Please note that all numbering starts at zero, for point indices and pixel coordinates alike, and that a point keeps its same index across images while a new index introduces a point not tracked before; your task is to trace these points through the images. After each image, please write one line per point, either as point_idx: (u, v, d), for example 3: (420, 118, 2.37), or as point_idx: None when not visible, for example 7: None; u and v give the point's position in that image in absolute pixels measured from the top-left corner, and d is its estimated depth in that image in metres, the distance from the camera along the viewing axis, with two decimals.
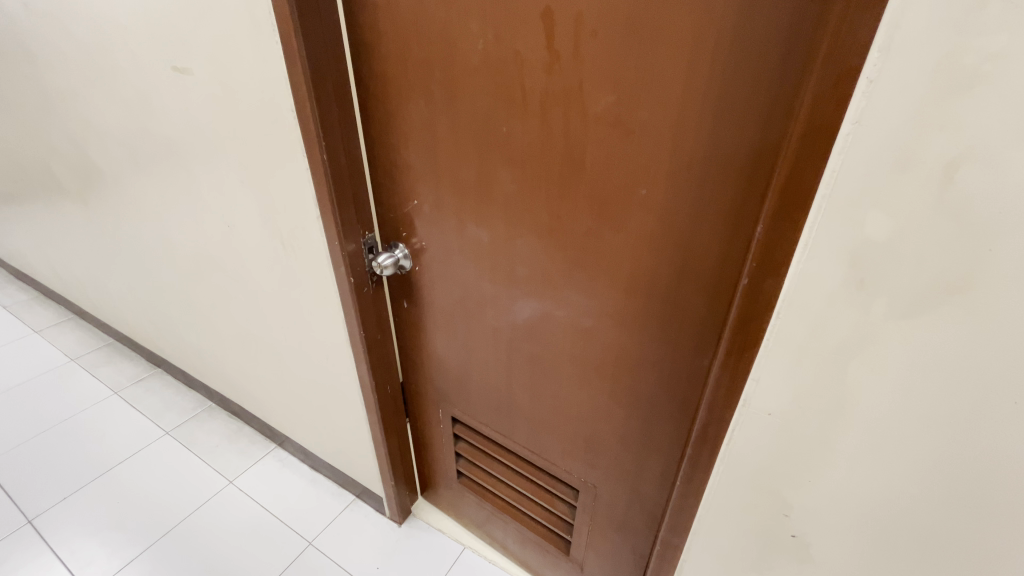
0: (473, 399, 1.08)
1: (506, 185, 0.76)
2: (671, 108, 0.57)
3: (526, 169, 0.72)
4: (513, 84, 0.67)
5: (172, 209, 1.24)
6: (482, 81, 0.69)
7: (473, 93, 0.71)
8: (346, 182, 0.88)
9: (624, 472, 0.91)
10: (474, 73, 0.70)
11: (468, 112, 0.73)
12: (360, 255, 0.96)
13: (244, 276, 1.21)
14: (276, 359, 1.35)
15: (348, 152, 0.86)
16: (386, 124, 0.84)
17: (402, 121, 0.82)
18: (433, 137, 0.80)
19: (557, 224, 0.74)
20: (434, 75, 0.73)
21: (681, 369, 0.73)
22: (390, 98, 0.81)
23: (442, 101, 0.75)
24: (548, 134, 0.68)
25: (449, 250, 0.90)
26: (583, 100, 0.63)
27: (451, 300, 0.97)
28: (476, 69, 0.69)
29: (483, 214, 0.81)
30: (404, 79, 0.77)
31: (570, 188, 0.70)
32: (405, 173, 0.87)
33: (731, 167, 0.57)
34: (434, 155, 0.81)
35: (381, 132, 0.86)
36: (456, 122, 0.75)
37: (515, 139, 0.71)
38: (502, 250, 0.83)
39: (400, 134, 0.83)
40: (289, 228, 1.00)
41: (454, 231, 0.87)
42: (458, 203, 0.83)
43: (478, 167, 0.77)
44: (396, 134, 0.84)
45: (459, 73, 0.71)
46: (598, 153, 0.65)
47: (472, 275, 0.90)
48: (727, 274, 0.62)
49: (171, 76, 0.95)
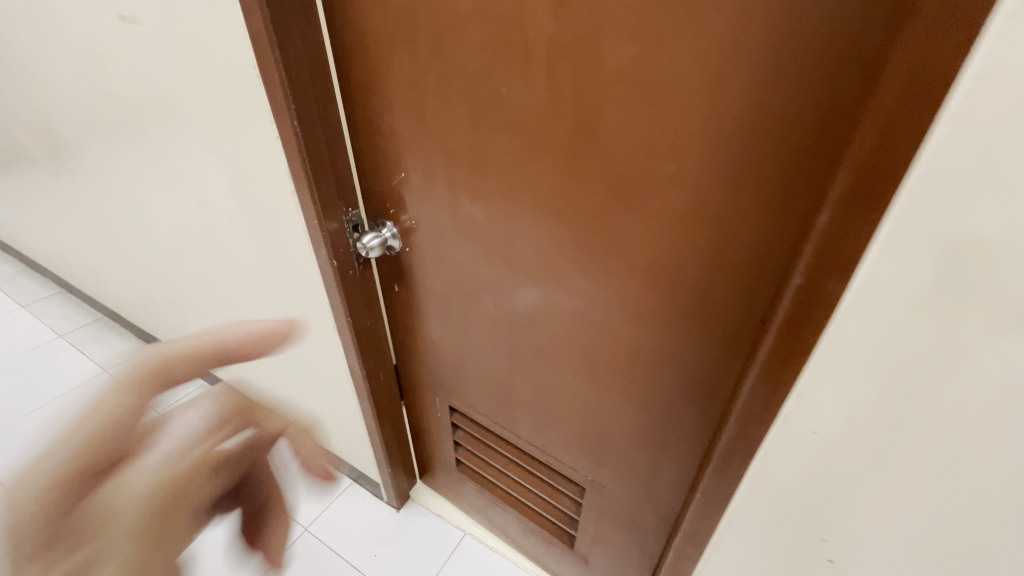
0: (471, 388, 1.00)
1: (505, 154, 0.65)
2: (708, 63, 0.46)
3: (527, 137, 0.61)
4: (512, 34, 0.55)
5: (142, 179, 1.13)
6: (475, 31, 0.57)
7: (464, 45, 0.59)
8: (324, 153, 0.77)
9: (634, 473, 0.84)
10: (464, 21, 0.58)
11: (460, 69, 0.62)
12: (343, 234, 0.86)
13: (223, 254, 1.11)
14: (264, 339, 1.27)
15: (323, 118, 0.75)
16: (366, 85, 0.72)
17: (383, 81, 0.70)
18: (419, 98, 0.68)
19: (564, 203, 0.63)
20: (417, 24, 0.61)
21: (706, 370, 0.64)
22: (369, 51, 0.68)
23: (430, 57, 0.63)
24: (555, 94, 0.56)
25: (441, 230, 0.80)
26: (597, 51, 0.51)
27: (445, 284, 0.87)
28: (469, 14, 0.57)
29: (479, 190, 0.71)
30: (383, 31, 0.65)
31: (580, 162, 0.59)
32: (390, 142, 0.76)
33: (783, 137, 0.46)
34: (422, 121, 0.70)
35: (360, 93, 0.74)
36: (446, 81, 0.64)
37: (515, 100, 0.59)
38: (501, 231, 0.72)
39: (382, 97, 0.72)
40: (264, 203, 0.89)
41: (445, 206, 0.77)
42: (451, 176, 0.72)
43: (472, 138, 0.66)
44: (375, 93, 0.72)
45: (447, 21, 0.59)
46: (615, 118, 0.53)
47: (468, 258, 0.80)
48: (769, 266, 0.52)
49: (121, 29, 0.83)
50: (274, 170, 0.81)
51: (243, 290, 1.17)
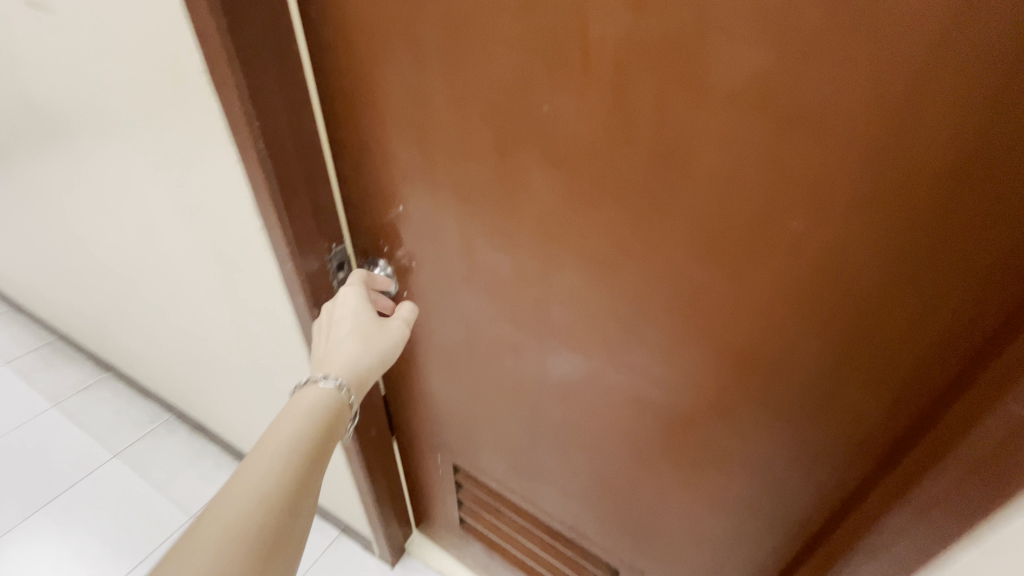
0: (482, 452, 0.84)
1: (542, 194, 0.49)
2: (887, 93, 0.31)
3: (578, 174, 0.45)
4: (563, 34, 0.39)
5: (81, 198, 0.95)
6: (508, 29, 0.41)
7: (490, 48, 0.43)
8: (299, 182, 0.60)
9: (686, 563, 0.70)
10: (491, 15, 0.41)
11: (484, 82, 0.45)
12: (325, 275, 0.70)
13: (181, 288, 0.94)
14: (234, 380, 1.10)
15: (297, 139, 0.58)
16: (353, 98, 0.56)
17: (377, 93, 0.53)
18: (425, 117, 0.52)
19: (625, 260, 0.48)
20: (423, 17, 0.45)
21: (803, 469, 0.50)
22: (356, 52, 0.52)
23: (442, 62, 0.47)
24: (624, 121, 0.40)
25: (450, 277, 0.64)
26: (697, 63, 0.35)
27: (454, 338, 0.71)
28: (500, 6, 0.41)
29: (506, 236, 0.55)
30: (377, 29, 0.49)
31: (657, 213, 0.43)
32: (386, 169, 0.60)
33: (995, 195, 0.31)
34: (429, 146, 0.54)
35: (346, 108, 0.57)
36: (463, 97, 0.47)
37: (563, 126, 0.43)
38: (531, 285, 0.57)
39: (375, 113, 0.55)
40: (227, 236, 0.73)
41: (456, 251, 0.61)
42: (467, 215, 0.56)
43: (499, 172, 0.50)
44: (364, 105, 0.56)
45: (466, 15, 0.43)
46: (714, 157, 0.38)
47: (484, 313, 0.64)
48: (928, 357, 0.39)
49: (33, 19, 0.65)
50: (239, 200, 0.64)
51: (209, 327, 0.99)
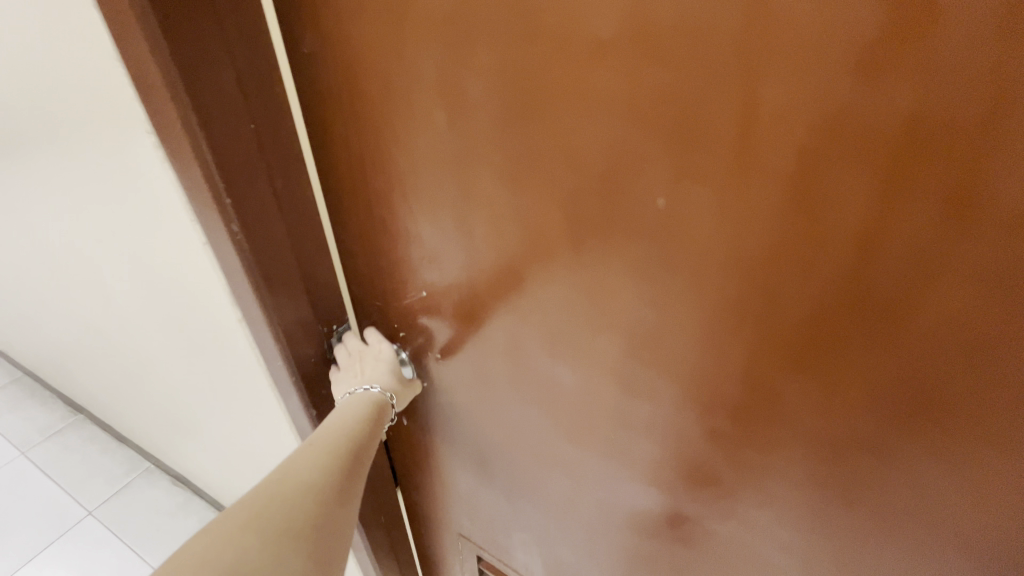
0: (517, 560, 0.70)
1: (643, 305, 0.35)
2: None
3: (711, 292, 0.31)
4: (716, 99, 0.25)
5: (23, 250, 0.79)
6: (617, 86, 0.27)
7: (585, 110, 0.29)
8: (289, 261, 0.45)
9: None
10: (592, 64, 0.27)
11: (554, 154, 0.32)
12: (323, 367, 0.54)
13: (144, 359, 0.77)
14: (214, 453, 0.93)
15: (287, 208, 0.42)
16: (363, 157, 0.41)
17: (398, 154, 0.38)
18: (468, 192, 0.37)
19: (767, 401, 0.33)
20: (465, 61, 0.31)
21: None
22: (362, 100, 0.37)
23: (493, 124, 0.33)
24: (808, 233, 0.26)
25: (490, 381, 0.49)
26: (971, 161, 0.21)
27: (488, 445, 0.56)
28: (604, 54, 0.27)
29: (573, 346, 0.41)
30: (403, 71, 0.34)
31: (833, 350, 0.29)
32: (405, 247, 0.45)
33: None
34: (471, 227, 0.39)
35: (350, 169, 0.42)
36: (520, 170, 0.34)
37: (696, 227, 0.29)
38: (609, 406, 0.42)
39: (394, 179, 0.40)
40: (192, 319, 0.56)
41: (502, 352, 0.46)
42: (522, 315, 0.42)
43: (573, 271, 0.36)
44: (374, 169, 0.41)
45: (548, 60, 0.28)
46: (972, 304, 0.24)
47: (536, 426, 0.49)
48: None
49: None
50: (209, 288, 0.49)
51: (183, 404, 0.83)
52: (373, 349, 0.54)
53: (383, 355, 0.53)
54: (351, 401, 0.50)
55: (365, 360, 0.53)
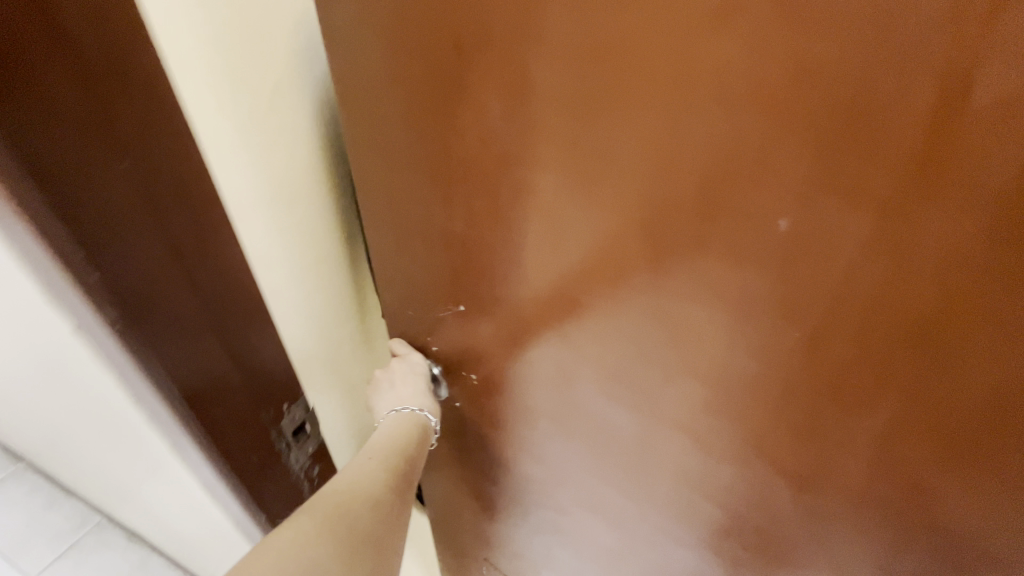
0: None
1: (738, 348, 0.28)
2: None
3: (841, 343, 0.25)
4: (891, 98, 0.18)
5: None
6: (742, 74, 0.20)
7: (691, 103, 0.22)
8: (199, 339, 0.34)
9: None
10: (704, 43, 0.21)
11: (631, 156, 0.25)
12: (260, 451, 0.44)
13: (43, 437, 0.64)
14: (140, 530, 0.80)
15: (183, 273, 0.32)
16: (392, 151, 0.35)
17: (432, 150, 0.32)
18: (518, 200, 0.31)
19: (907, 484, 0.27)
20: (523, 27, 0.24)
21: None
22: (393, 74, 0.31)
23: (557, 116, 0.26)
24: (1005, 279, 0.20)
25: (530, 415, 0.43)
26: None
27: (521, 483, 0.50)
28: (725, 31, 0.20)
29: (632, 387, 0.34)
30: (446, 52, 0.28)
31: (1001, 438, 0.23)
32: (436, 258, 0.39)
33: None
34: (518, 240, 0.33)
35: (378, 165, 0.36)
36: (580, 173, 0.27)
37: (835, 263, 0.23)
38: (673, 457, 0.35)
39: (428, 179, 0.34)
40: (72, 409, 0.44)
41: (548, 387, 0.40)
42: (575, 348, 0.35)
43: (641, 297, 0.30)
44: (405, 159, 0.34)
45: (641, 34, 0.22)
46: None
47: (583, 470, 0.43)
48: None
49: None
50: (91, 388, 0.38)
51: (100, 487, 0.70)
52: (403, 366, 0.48)
53: (417, 373, 0.47)
54: (391, 422, 0.47)
55: (398, 377, 0.48)
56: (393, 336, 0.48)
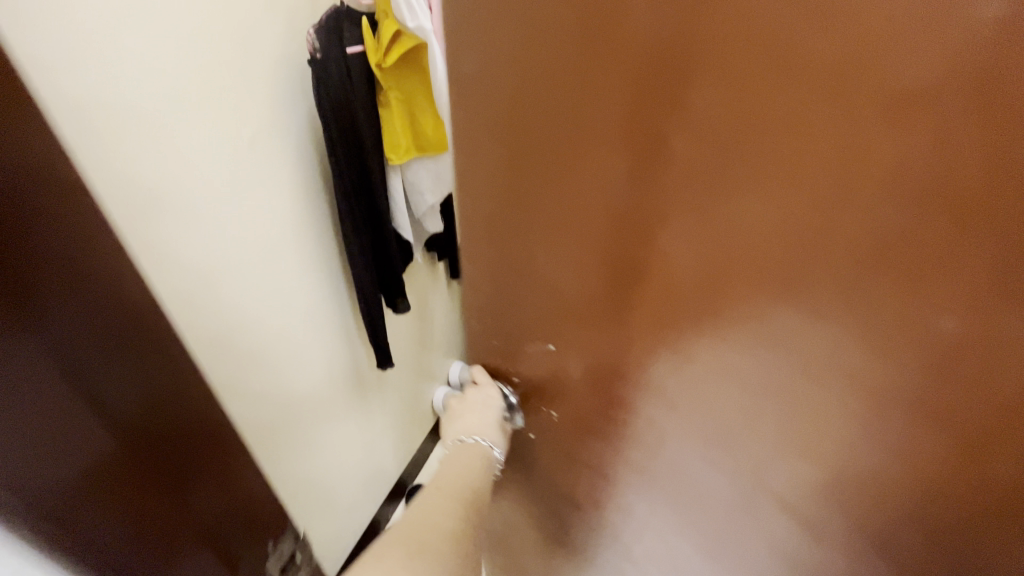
0: None
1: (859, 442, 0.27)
2: None
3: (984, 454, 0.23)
4: None
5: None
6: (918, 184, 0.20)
7: (850, 204, 0.22)
8: None
9: None
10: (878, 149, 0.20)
11: (773, 241, 0.25)
12: None
13: None
14: None
15: None
16: (503, 204, 0.35)
17: (547, 208, 0.33)
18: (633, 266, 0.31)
19: None
20: (672, 96, 0.24)
21: None
22: (518, 132, 0.31)
23: (694, 193, 0.26)
24: None
25: (614, 463, 0.43)
26: None
27: (592, 519, 0.50)
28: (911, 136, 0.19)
29: (739, 460, 0.33)
30: (582, 121, 0.28)
31: None
32: (533, 307, 0.39)
33: None
34: (627, 304, 0.33)
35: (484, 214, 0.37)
36: (710, 242, 0.27)
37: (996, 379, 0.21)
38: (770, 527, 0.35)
39: (537, 234, 0.34)
40: None
41: (637, 440, 0.39)
42: (674, 411, 0.35)
43: (766, 369, 0.28)
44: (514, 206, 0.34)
45: (805, 131, 0.21)
46: None
47: (663, 520, 0.42)
48: None
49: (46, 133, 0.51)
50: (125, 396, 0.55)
51: None
52: (479, 395, 0.48)
53: (491, 405, 0.47)
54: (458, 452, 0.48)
55: (471, 406, 0.48)
56: (476, 363, 0.48)
